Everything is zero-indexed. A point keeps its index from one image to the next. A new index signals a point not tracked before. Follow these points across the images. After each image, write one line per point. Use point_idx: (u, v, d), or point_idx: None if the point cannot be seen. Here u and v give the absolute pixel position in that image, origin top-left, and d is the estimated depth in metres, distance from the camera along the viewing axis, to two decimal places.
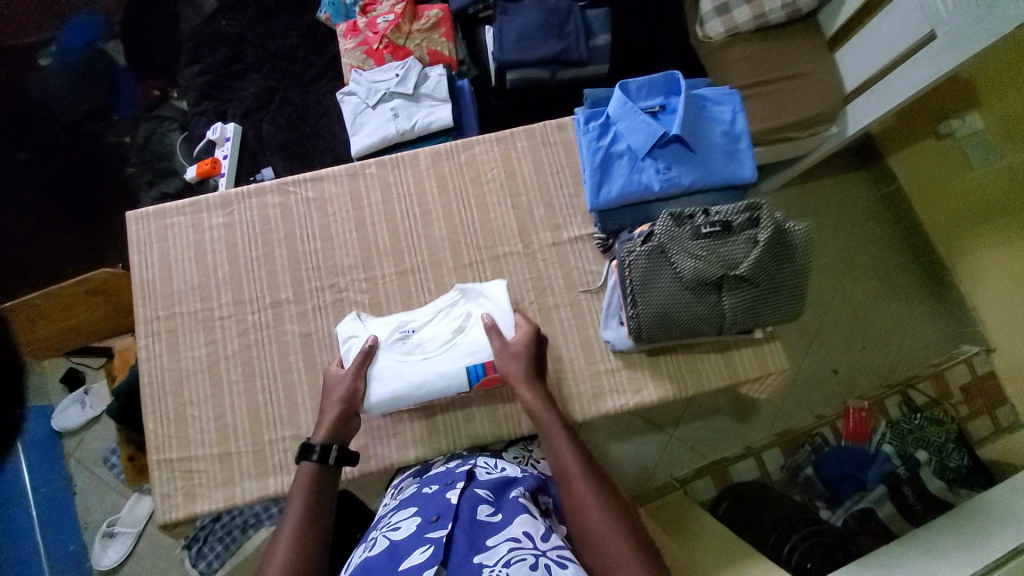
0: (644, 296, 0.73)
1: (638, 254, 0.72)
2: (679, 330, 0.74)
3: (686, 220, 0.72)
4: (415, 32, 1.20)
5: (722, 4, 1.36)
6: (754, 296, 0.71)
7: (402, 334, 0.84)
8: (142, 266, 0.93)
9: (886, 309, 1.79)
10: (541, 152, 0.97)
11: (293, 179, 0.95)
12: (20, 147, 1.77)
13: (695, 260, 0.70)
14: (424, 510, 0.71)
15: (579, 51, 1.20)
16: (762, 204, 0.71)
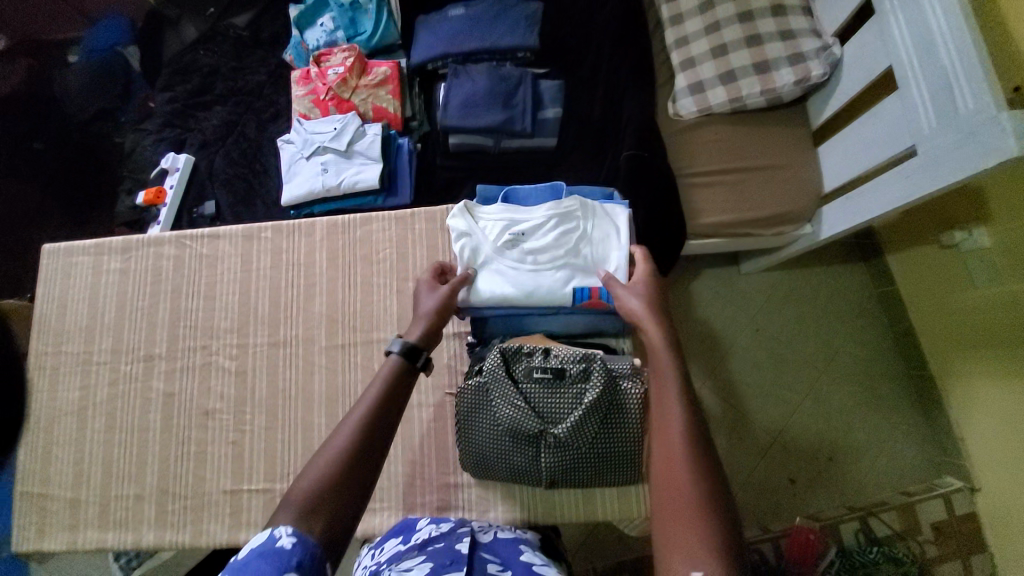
0: (465, 433, 0.69)
1: (465, 388, 0.68)
2: (501, 473, 0.69)
3: (519, 358, 0.68)
4: (362, 87, 1.19)
5: (696, 82, 1.25)
6: (575, 456, 0.66)
7: (511, 238, 0.79)
8: (43, 299, 0.96)
9: (861, 422, 1.43)
10: (437, 238, 0.93)
11: (191, 233, 0.97)
12: (36, 138, 1.79)
13: (515, 409, 0.65)
14: (435, 556, 0.65)
15: (522, 123, 1.15)
16: (598, 356, 0.67)
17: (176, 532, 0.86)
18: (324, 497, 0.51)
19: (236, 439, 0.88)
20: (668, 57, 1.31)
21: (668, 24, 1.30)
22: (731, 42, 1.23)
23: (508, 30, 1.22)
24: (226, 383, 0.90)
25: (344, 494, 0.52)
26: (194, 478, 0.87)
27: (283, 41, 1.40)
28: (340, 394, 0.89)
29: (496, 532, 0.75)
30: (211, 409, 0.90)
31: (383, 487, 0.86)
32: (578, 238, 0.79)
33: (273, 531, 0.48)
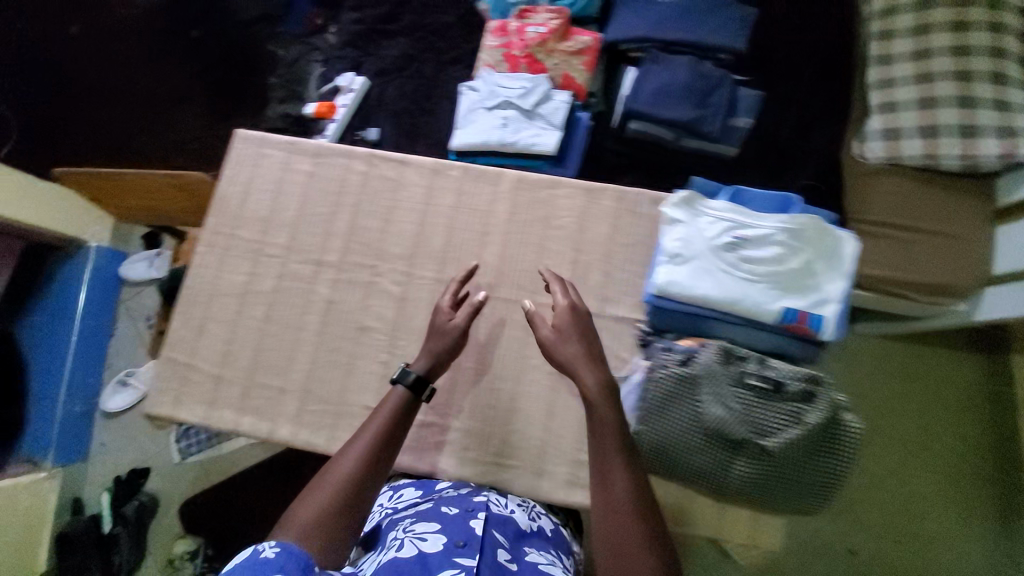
0: (652, 422, 0.66)
1: (669, 376, 0.66)
2: (676, 471, 0.67)
3: (736, 361, 0.66)
4: (558, 51, 1.17)
5: (893, 126, 1.10)
6: (773, 474, 0.64)
7: (731, 241, 0.76)
8: (229, 180, 0.98)
9: (941, 514, 1.21)
10: (623, 219, 0.91)
11: (383, 154, 0.97)
12: (195, 26, 1.90)
13: (729, 410, 0.64)
14: (448, 529, 0.66)
15: (711, 126, 1.12)
16: (822, 380, 0.64)
17: (310, 434, 0.86)
18: (323, 518, 0.61)
19: (385, 360, 0.88)
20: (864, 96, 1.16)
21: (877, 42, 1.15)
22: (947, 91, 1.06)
23: (714, 30, 1.18)
24: (385, 306, 0.90)
25: (338, 521, 0.62)
26: (337, 386, 0.88)
27: None
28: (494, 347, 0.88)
29: (512, 509, 0.75)
30: (366, 326, 0.90)
31: (516, 447, 0.84)
32: (800, 262, 0.75)
33: (256, 547, 0.55)
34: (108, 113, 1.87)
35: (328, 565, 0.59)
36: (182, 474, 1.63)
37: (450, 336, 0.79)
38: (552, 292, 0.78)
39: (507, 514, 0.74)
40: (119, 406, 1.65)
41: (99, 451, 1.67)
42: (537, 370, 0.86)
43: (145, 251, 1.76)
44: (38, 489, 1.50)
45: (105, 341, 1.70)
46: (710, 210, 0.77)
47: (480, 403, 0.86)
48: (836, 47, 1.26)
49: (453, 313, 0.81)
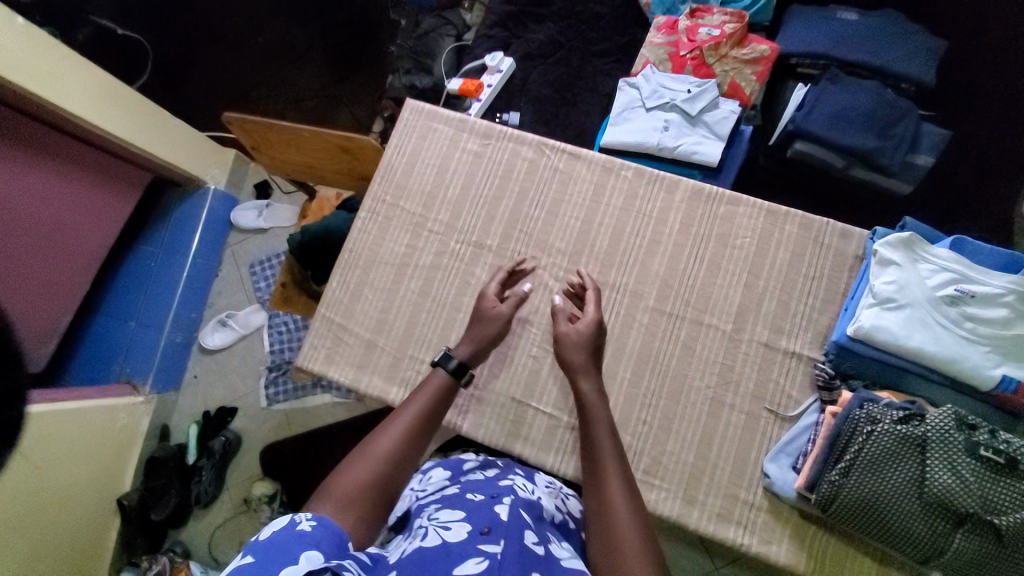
0: (865, 475, 0.67)
1: (889, 430, 0.66)
2: (878, 526, 0.67)
3: (966, 429, 0.64)
4: (730, 58, 1.10)
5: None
6: (994, 554, 0.62)
7: (952, 294, 0.71)
8: (395, 150, 0.97)
9: None
10: (806, 250, 0.85)
11: (554, 144, 0.93)
12: None
13: (955, 479, 0.63)
14: (472, 515, 0.61)
15: (891, 159, 1.03)
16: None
17: (456, 415, 0.86)
18: (363, 493, 0.62)
19: (537, 355, 0.87)
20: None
21: None
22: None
23: (904, 56, 1.09)
24: (542, 302, 0.88)
25: (374, 499, 0.63)
26: (487, 372, 0.87)
27: None
28: (652, 360, 0.84)
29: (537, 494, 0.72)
30: (521, 317, 0.88)
31: (667, 468, 0.82)
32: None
33: (293, 519, 0.55)
34: (229, 58, 1.88)
35: (361, 536, 0.59)
36: (267, 419, 1.68)
37: (497, 326, 0.82)
38: (587, 307, 0.81)
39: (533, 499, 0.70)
40: (217, 343, 1.72)
41: (190, 383, 1.73)
42: (696, 393, 0.83)
43: (257, 200, 1.82)
44: (136, 410, 1.59)
45: (209, 280, 1.78)
46: (933, 260, 0.73)
47: (635, 416, 0.83)
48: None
49: (499, 301, 0.83)
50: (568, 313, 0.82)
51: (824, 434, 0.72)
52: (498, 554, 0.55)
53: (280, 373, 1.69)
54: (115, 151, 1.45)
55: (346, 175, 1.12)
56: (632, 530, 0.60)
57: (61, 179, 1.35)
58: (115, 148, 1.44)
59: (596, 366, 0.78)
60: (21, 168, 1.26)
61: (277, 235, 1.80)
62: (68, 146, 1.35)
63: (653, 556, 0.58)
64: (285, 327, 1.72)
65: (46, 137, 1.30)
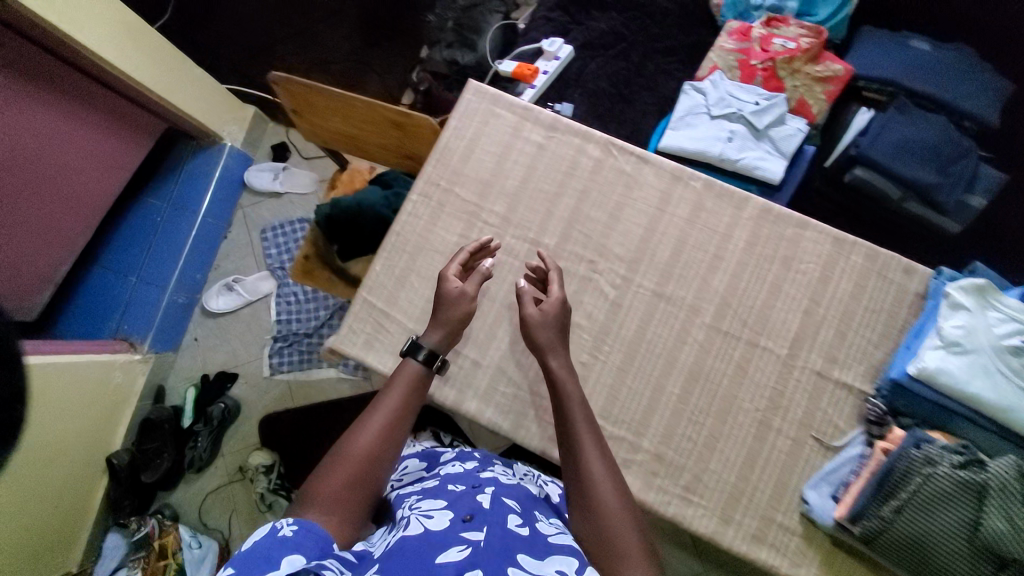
0: (917, 515, 0.68)
1: (951, 473, 0.67)
2: (920, 562, 0.69)
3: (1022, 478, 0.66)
4: (802, 73, 1.08)
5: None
6: None
7: (1019, 346, 0.71)
8: (454, 133, 0.92)
9: None
10: (868, 283, 0.84)
11: (622, 145, 0.88)
12: None
13: (1007, 526, 0.65)
14: (455, 504, 0.62)
15: (948, 195, 1.03)
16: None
17: (495, 414, 0.82)
18: (349, 493, 0.61)
19: (585, 361, 0.82)
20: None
21: None
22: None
23: (970, 93, 1.08)
24: (595, 307, 0.84)
25: (362, 495, 0.62)
26: (531, 375, 0.83)
27: None
28: (702, 377, 0.81)
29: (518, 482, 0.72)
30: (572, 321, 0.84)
31: (707, 487, 0.80)
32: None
33: (274, 526, 0.54)
34: (258, 9, 1.78)
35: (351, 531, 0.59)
36: (269, 389, 1.63)
37: (462, 307, 0.77)
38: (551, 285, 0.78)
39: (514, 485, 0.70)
40: (220, 308, 1.65)
41: (190, 345, 1.67)
42: (746, 415, 0.81)
43: (273, 162, 1.74)
44: (132, 368, 1.51)
45: (218, 240, 1.70)
46: (1004, 310, 0.73)
47: (679, 432, 0.80)
48: None
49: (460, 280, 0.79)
50: (534, 294, 0.79)
51: (872, 467, 0.74)
52: (479, 541, 0.55)
53: (286, 344, 1.63)
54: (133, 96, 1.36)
55: (391, 152, 1.06)
56: (618, 516, 0.60)
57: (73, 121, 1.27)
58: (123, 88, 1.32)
59: (563, 344, 0.76)
60: (32, 106, 1.17)
61: (293, 202, 1.73)
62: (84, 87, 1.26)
63: (642, 547, 0.59)
64: (294, 298, 1.66)
65: (61, 76, 1.21)
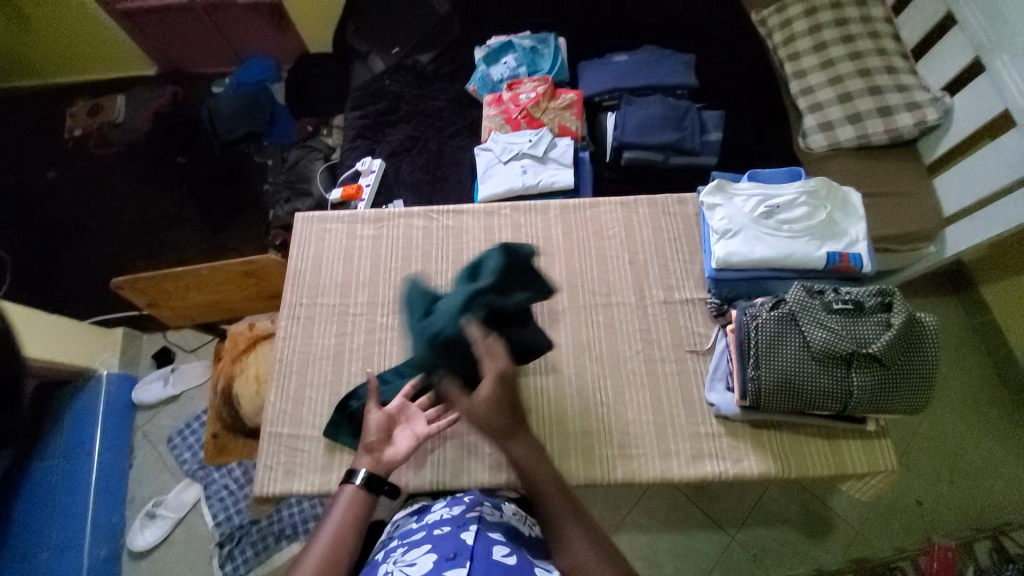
0: (771, 360, 0.78)
1: (766, 319, 0.80)
2: (803, 399, 0.78)
3: (817, 295, 0.81)
4: (551, 109, 1.40)
5: (825, 121, 1.39)
6: (882, 376, 0.77)
7: (767, 210, 0.92)
8: (298, 258, 1.05)
9: (976, 445, 1.36)
10: (660, 220, 1.05)
11: (438, 208, 1.08)
12: (180, 153, 1.93)
13: (828, 333, 0.77)
14: (441, 545, 0.67)
15: (693, 141, 1.31)
16: (892, 293, 0.80)
17: (435, 472, 0.87)
18: None
19: None
20: (792, 103, 1.46)
21: (792, 78, 1.46)
22: (856, 90, 1.38)
23: (670, 72, 1.45)
24: None
25: None
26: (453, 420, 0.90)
27: (460, 75, 1.62)
28: (587, 349, 0.96)
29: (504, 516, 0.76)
30: None
31: (637, 435, 0.89)
32: (827, 214, 0.92)
33: None
34: (94, 244, 1.80)
35: None
36: None
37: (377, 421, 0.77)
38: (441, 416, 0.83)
39: (498, 521, 0.75)
40: (150, 540, 1.46)
41: None
42: (633, 360, 0.94)
43: (159, 369, 1.67)
44: None
45: (125, 472, 1.56)
46: (741, 189, 0.93)
47: (593, 403, 0.92)
48: (767, 66, 1.54)
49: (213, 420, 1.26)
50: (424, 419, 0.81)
51: (732, 348, 0.84)
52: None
53: (235, 542, 1.42)
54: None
55: (256, 297, 1.25)
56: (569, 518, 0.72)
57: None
58: None
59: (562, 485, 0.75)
60: None
61: (192, 398, 1.65)
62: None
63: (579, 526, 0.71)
64: (226, 491, 1.48)
65: None
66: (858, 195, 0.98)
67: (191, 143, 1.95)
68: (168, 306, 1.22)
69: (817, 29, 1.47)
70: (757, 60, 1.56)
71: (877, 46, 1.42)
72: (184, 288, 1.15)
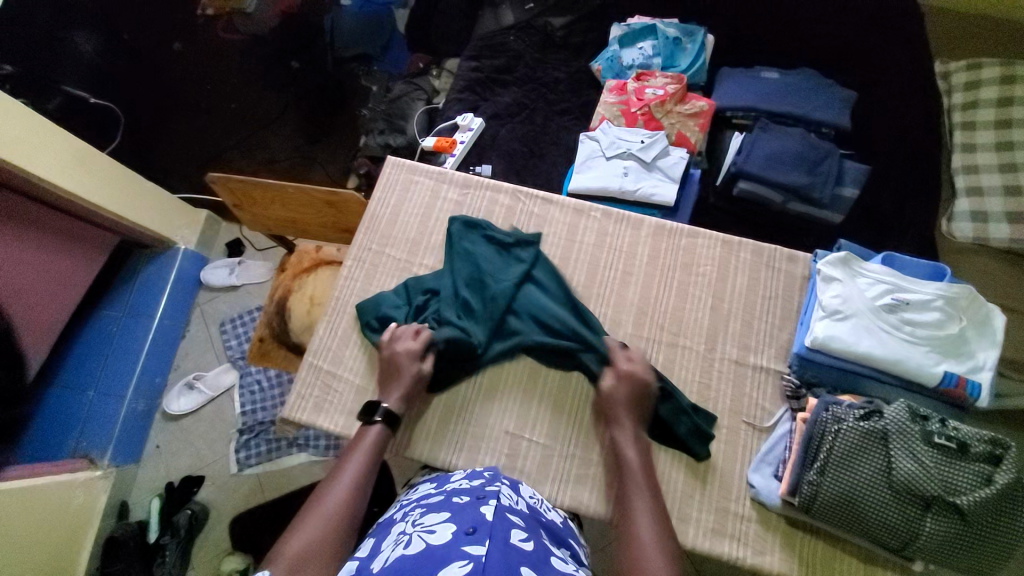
0: (839, 472, 0.70)
1: (849, 427, 0.71)
2: (859, 522, 0.70)
3: (918, 420, 0.70)
4: (675, 112, 1.28)
5: (981, 210, 1.18)
6: (961, 533, 0.67)
7: (891, 303, 0.80)
8: (379, 202, 1.04)
9: None
10: (760, 272, 0.95)
11: (527, 191, 1.03)
12: (296, 57, 1.96)
13: (914, 467, 0.67)
14: (458, 518, 0.61)
15: (822, 192, 1.16)
16: (1008, 445, 0.68)
17: (449, 454, 0.87)
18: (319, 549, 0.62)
19: (526, 388, 0.90)
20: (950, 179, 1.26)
21: (958, 149, 1.25)
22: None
23: (822, 105, 1.27)
24: None
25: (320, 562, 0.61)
26: (480, 409, 0.89)
27: (588, 50, 1.51)
28: None
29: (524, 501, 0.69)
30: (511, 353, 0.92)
31: (662, 490, 0.83)
32: (961, 328, 0.79)
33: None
34: (201, 123, 1.89)
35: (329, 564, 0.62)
36: (237, 486, 1.50)
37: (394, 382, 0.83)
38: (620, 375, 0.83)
39: (517, 508, 0.67)
40: (182, 409, 1.59)
41: (153, 453, 1.57)
42: None
43: (228, 258, 1.77)
44: (93, 487, 1.39)
45: (177, 341, 1.68)
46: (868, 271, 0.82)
47: None
48: (933, 129, 1.32)
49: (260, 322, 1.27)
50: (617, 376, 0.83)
51: (796, 438, 0.76)
52: (483, 556, 0.53)
53: (253, 435, 1.52)
54: (74, 212, 1.35)
55: (330, 227, 1.29)
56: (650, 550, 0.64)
57: (14, 239, 1.22)
58: (71, 208, 1.33)
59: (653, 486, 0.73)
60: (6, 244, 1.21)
61: (249, 293, 1.74)
62: (24, 208, 1.24)
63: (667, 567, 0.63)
64: (257, 387, 1.58)
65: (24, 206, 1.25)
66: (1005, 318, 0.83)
67: (308, 50, 1.96)
68: (248, 209, 1.27)
69: (1006, 104, 1.21)
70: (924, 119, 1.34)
71: None
72: (268, 198, 1.18)
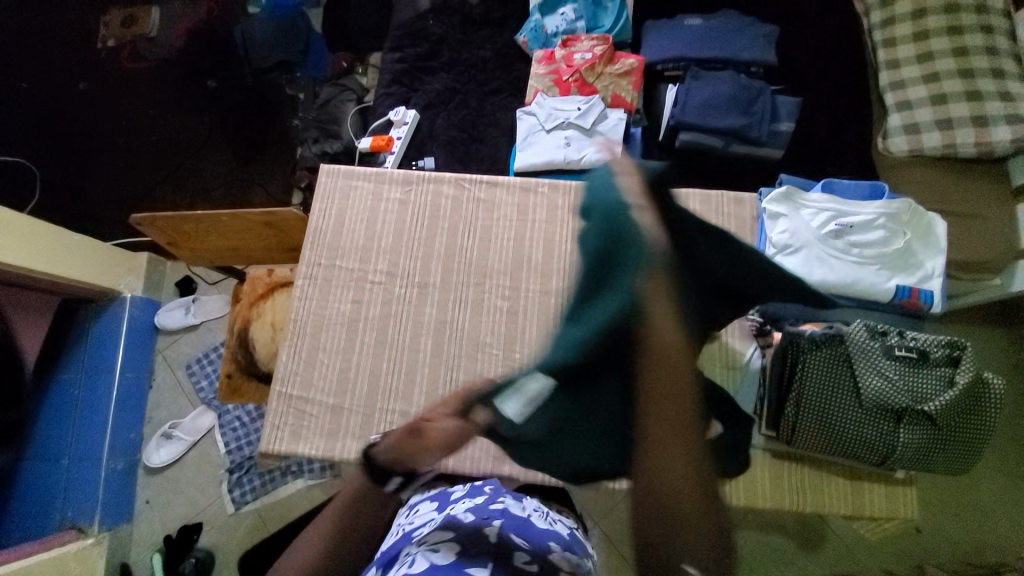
0: (814, 400, 0.73)
1: (819, 356, 0.74)
2: (839, 444, 0.74)
3: (878, 336, 0.74)
4: (607, 74, 1.27)
5: (912, 122, 1.21)
6: (932, 435, 0.71)
7: (836, 229, 0.82)
8: (320, 214, 1.00)
9: None
10: (711, 220, 0.96)
11: (471, 177, 1.01)
12: (211, 76, 1.84)
13: (883, 383, 0.71)
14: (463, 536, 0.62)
15: (759, 130, 1.18)
16: (964, 345, 0.72)
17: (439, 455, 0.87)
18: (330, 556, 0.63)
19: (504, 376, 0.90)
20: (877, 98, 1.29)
21: (881, 67, 1.28)
22: (950, 93, 1.18)
23: (748, 44, 1.28)
24: (498, 322, 0.92)
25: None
26: None
27: (511, 23, 1.47)
28: None
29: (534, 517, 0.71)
30: (482, 343, 0.92)
31: None
32: (904, 242, 0.82)
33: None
34: (123, 161, 1.78)
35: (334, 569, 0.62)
36: (237, 526, 1.46)
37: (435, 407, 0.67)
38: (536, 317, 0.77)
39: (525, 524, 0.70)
40: (164, 460, 1.52)
41: (143, 510, 1.51)
42: None
43: (182, 298, 1.68)
44: (86, 556, 1.33)
45: (144, 392, 1.60)
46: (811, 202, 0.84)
47: None
48: (852, 52, 1.36)
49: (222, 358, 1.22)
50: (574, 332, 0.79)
51: (769, 375, 0.79)
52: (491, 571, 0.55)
53: (243, 471, 1.48)
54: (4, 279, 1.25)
55: (276, 249, 1.24)
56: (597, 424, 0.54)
57: None
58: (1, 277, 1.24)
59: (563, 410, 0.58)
60: None
61: (212, 329, 1.67)
62: None
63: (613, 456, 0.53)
64: (238, 423, 1.53)
65: None
66: (942, 224, 0.86)
67: (223, 66, 1.85)
68: (186, 244, 1.20)
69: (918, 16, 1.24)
70: (847, 43, 1.36)
71: (988, 40, 1.20)
72: (204, 229, 1.12)
